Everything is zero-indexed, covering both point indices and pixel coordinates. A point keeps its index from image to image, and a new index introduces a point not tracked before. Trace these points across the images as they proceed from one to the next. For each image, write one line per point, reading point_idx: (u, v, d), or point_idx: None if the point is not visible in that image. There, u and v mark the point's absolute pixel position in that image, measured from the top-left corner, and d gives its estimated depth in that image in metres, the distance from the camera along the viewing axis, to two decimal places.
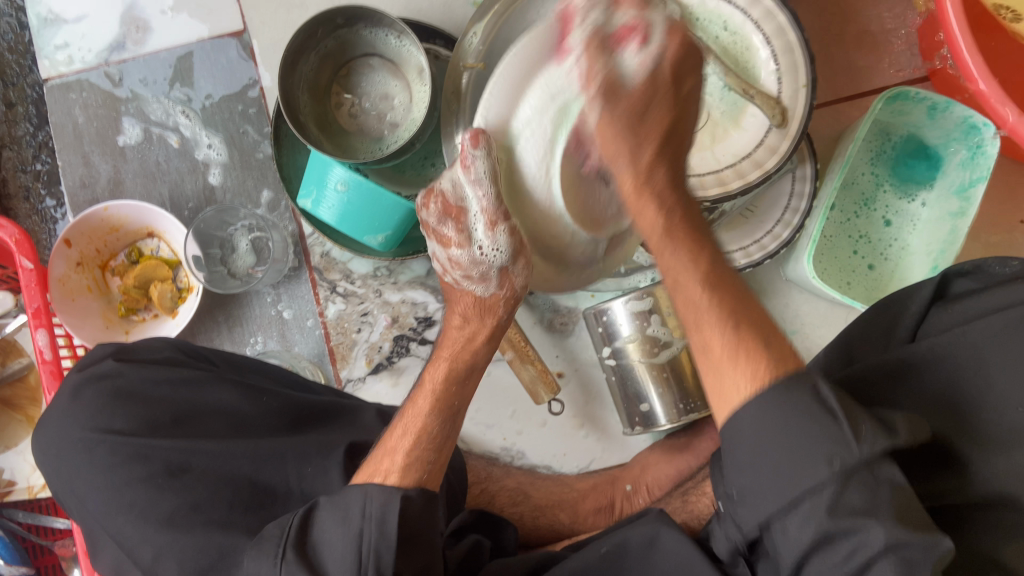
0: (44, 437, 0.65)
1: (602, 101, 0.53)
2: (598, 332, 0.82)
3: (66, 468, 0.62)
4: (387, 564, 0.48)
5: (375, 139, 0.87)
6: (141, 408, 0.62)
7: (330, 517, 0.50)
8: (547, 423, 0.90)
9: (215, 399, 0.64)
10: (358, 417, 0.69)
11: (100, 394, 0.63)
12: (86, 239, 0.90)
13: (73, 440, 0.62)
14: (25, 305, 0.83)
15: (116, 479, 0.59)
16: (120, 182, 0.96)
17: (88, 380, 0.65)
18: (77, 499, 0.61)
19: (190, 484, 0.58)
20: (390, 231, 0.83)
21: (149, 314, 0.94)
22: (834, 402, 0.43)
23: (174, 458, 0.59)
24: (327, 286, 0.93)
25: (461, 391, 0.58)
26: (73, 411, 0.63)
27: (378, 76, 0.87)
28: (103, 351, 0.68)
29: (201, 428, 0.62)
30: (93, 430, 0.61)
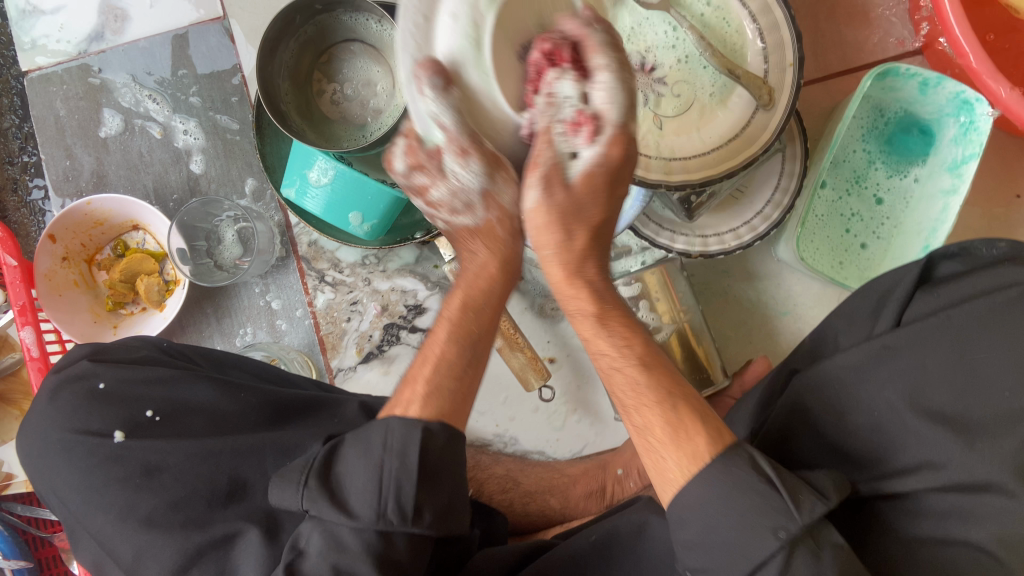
0: (25, 439, 0.64)
1: (542, 190, 0.53)
2: None
3: (46, 468, 0.62)
4: (409, 495, 0.46)
5: (358, 126, 0.86)
6: (119, 407, 0.62)
7: (353, 450, 0.49)
8: (539, 409, 0.90)
9: (194, 396, 0.64)
10: (341, 410, 0.69)
11: (79, 395, 0.63)
12: (71, 234, 0.89)
13: (51, 441, 0.62)
14: (10, 302, 0.83)
15: (96, 477, 0.59)
16: (103, 174, 0.95)
17: (68, 379, 0.64)
18: (58, 499, 0.61)
19: (168, 485, 0.57)
20: (376, 221, 0.83)
21: (137, 307, 0.93)
22: (771, 473, 0.47)
23: (149, 459, 0.59)
24: (316, 276, 0.92)
25: (479, 319, 0.58)
26: (52, 411, 0.63)
27: (360, 62, 0.86)
28: (76, 352, 0.67)
29: (182, 426, 0.62)
30: (73, 431, 0.61)
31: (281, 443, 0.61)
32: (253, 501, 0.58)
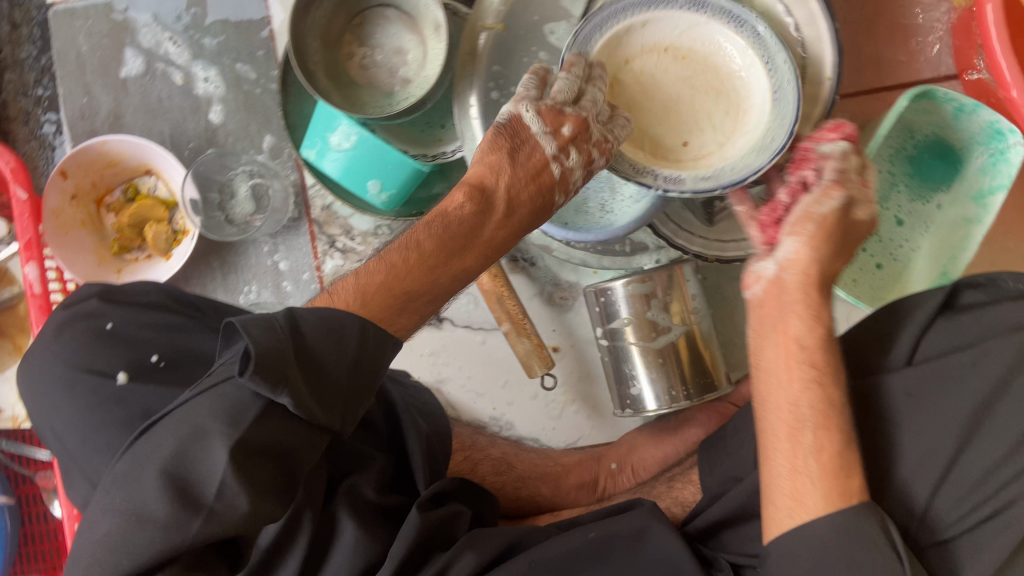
0: (28, 373, 0.63)
1: (788, 272, 0.57)
2: (596, 309, 0.81)
3: (46, 405, 0.60)
4: (362, 392, 0.50)
5: (384, 93, 0.85)
6: (128, 350, 0.61)
7: (323, 339, 0.48)
8: (538, 396, 0.90)
9: (200, 346, 0.62)
10: None
11: (90, 334, 0.62)
12: (82, 171, 0.87)
13: (54, 376, 0.61)
14: (18, 235, 0.85)
15: (95, 417, 0.58)
16: (120, 117, 0.93)
17: (79, 316, 0.64)
18: (55, 436, 0.60)
19: None
20: (394, 191, 0.82)
21: (142, 255, 0.91)
22: (901, 548, 0.48)
23: (150, 406, 0.58)
24: (326, 240, 0.91)
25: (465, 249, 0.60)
26: (58, 345, 0.62)
27: (393, 29, 0.85)
28: (79, 293, 0.66)
29: (186, 376, 0.60)
30: (76, 369, 0.60)
31: None
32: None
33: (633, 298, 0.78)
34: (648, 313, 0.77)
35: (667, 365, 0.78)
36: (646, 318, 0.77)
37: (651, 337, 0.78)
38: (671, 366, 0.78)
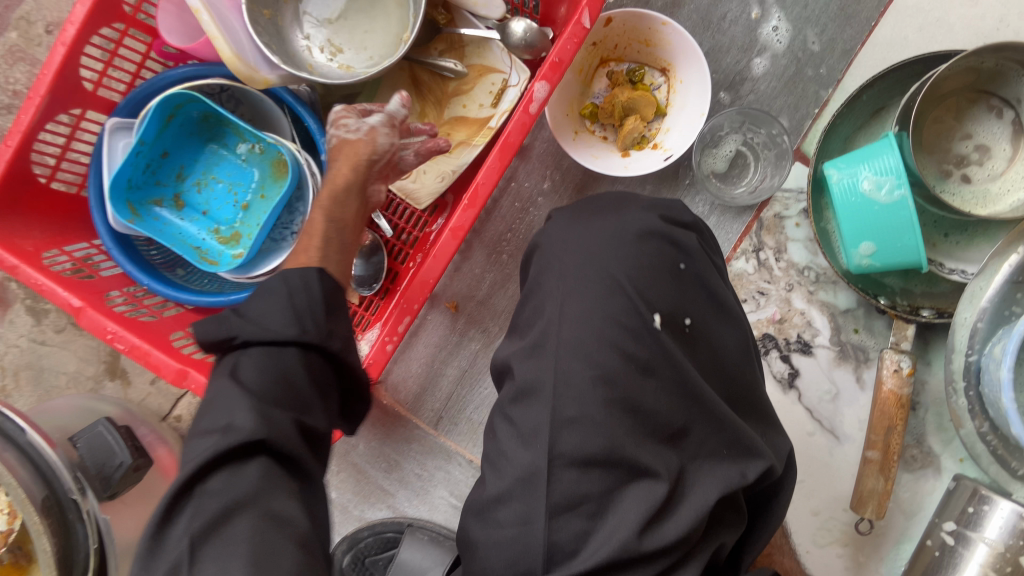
0: (567, 232, 0.61)
1: None
2: (963, 509, 0.77)
3: (566, 271, 0.58)
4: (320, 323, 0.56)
5: (937, 175, 0.78)
6: (675, 293, 0.58)
7: (257, 295, 0.57)
8: (818, 514, 0.85)
9: (722, 341, 0.60)
10: (777, 438, 0.61)
11: (663, 262, 0.58)
12: (621, 30, 0.83)
13: (600, 253, 0.58)
14: (551, 52, 0.75)
15: (607, 327, 0.55)
16: (677, 4, 0.85)
17: (658, 233, 0.59)
18: (561, 300, 0.57)
19: (652, 387, 0.55)
20: (875, 263, 0.77)
21: (601, 132, 0.86)
22: None
23: (655, 355, 0.55)
24: (755, 242, 0.86)
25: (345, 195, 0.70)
26: (621, 229, 0.59)
27: (996, 125, 0.77)
28: (648, 202, 0.63)
29: (696, 354, 0.58)
30: (630, 274, 0.57)
31: (736, 437, 0.56)
32: (679, 454, 0.55)
33: (1018, 533, 0.71)
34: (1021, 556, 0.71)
35: None
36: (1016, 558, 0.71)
37: None
38: None
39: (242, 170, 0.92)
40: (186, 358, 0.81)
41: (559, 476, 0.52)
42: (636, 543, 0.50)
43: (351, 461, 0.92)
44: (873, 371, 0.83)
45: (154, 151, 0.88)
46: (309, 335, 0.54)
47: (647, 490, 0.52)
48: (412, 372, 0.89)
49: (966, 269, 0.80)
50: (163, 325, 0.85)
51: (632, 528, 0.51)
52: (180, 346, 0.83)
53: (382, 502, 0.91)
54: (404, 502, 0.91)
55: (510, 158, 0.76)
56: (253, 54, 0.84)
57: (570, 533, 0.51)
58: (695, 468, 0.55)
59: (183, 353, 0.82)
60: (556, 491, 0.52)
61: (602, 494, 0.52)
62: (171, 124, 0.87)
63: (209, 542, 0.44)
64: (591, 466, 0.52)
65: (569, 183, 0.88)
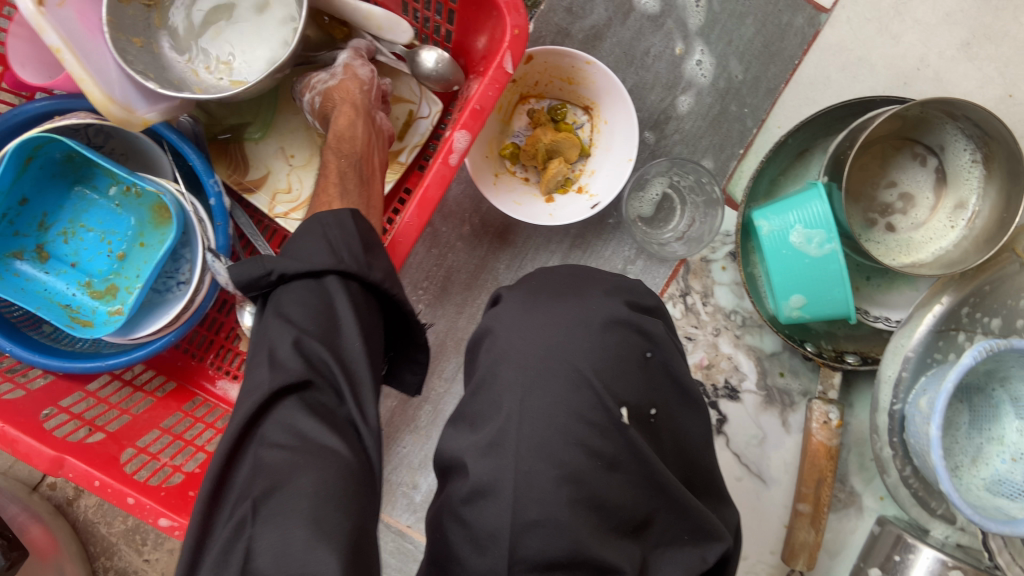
0: (522, 319, 0.55)
1: None
2: (888, 555, 0.79)
3: (525, 363, 0.53)
4: (352, 257, 0.55)
5: (864, 224, 0.78)
6: (642, 383, 0.54)
7: (294, 240, 0.57)
8: (747, 559, 0.84)
9: (686, 430, 0.58)
10: (729, 517, 0.59)
11: (631, 353, 0.54)
12: (542, 69, 0.77)
13: (554, 343, 0.53)
14: (474, 98, 0.68)
15: (571, 423, 0.50)
16: (598, 38, 0.81)
17: (624, 322, 0.55)
18: (510, 401, 0.51)
19: (615, 486, 0.50)
20: (805, 314, 0.76)
21: (522, 174, 0.81)
22: None
23: (620, 453, 0.51)
24: (682, 287, 0.83)
25: (350, 136, 0.72)
26: (574, 313, 0.55)
27: (919, 175, 0.77)
28: (611, 284, 0.59)
29: (660, 444, 0.55)
30: (594, 369, 0.52)
31: (701, 521, 0.54)
32: (640, 544, 0.52)
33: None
34: None
35: None
36: None
37: None
38: None
39: (117, 216, 0.81)
40: (59, 442, 0.71)
41: None
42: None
43: None
44: (799, 415, 0.83)
45: (11, 199, 0.76)
46: (344, 270, 0.55)
47: None
48: None
49: (889, 315, 0.80)
50: (31, 401, 0.74)
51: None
52: (52, 427, 0.73)
53: None
54: None
55: (432, 212, 0.69)
56: (117, 92, 0.72)
57: None
58: (656, 557, 0.52)
59: (55, 437, 0.71)
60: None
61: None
62: (30, 166, 0.75)
63: (271, 499, 0.43)
64: (552, 571, 0.47)
65: (488, 227, 0.82)
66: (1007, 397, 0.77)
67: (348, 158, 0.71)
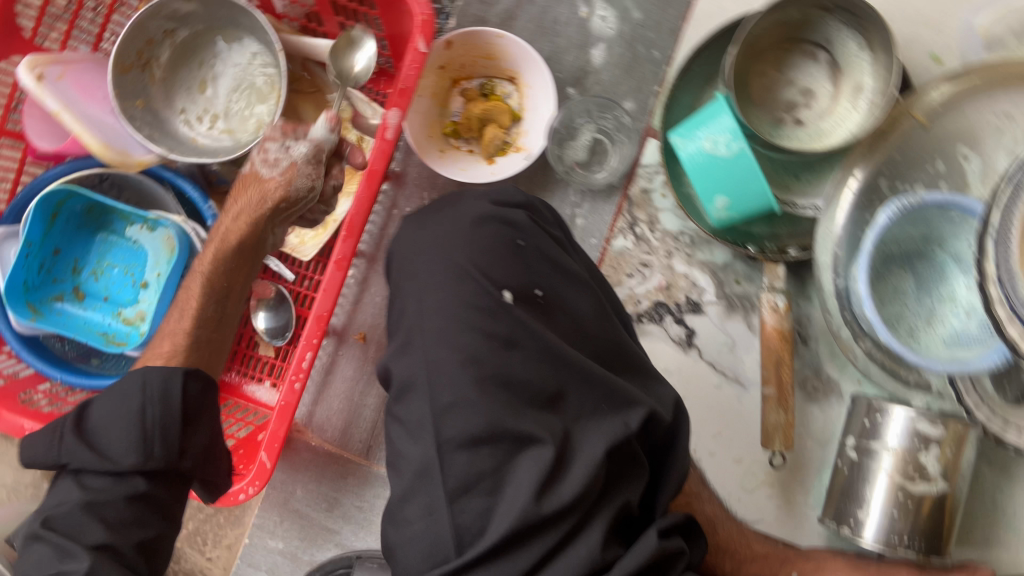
0: (416, 237, 0.67)
1: None
2: (860, 422, 0.81)
3: (428, 277, 0.62)
4: (172, 435, 0.60)
5: (774, 124, 0.84)
6: (519, 268, 0.63)
7: (104, 400, 0.61)
8: (741, 462, 0.89)
9: (575, 304, 0.64)
10: (657, 385, 0.66)
11: (500, 242, 0.63)
12: (464, 50, 0.88)
13: (446, 255, 0.63)
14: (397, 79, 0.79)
15: (461, 311, 0.60)
16: (512, 18, 0.92)
17: (492, 217, 0.65)
18: (416, 309, 0.62)
19: (517, 361, 0.59)
20: (734, 215, 0.82)
21: (466, 147, 0.91)
22: None
23: (509, 330, 0.60)
24: (628, 219, 0.91)
25: (227, 272, 0.72)
26: (462, 227, 0.64)
27: (815, 70, 0.84)
28: (484, 191, 0.68)
29: (554, 323, 0.62)
30: (473, 263, 0.62)
31: (615, 388, 0.61)
32: (562, 418, 0.60)
33: (914, 435, 0.76)
34: (921, 455, 0.76)
35: (912, 513, 0.76)
36: (917, 459, 0.76)
37: (912, 480, 0.76)
38: (914, 516, 0.76)
39: (135, 252, 0.94)
40: None
41: (451, 460, 0.56)
42: (534, 506, 0.55)
43: (293, 507, 0.94)
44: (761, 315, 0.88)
45: (45, 250, 0.89)
46: (150, 462, 0.59)
47: (536, 456, 0.57)
48: (334, 407, 0.93)
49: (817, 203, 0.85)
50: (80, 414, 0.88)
51: (528, 494, 0.56)
52: None
53: (328, 541, 0.93)
54: (350, 537, 0.92)
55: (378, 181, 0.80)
56: (129, 143, 0.89)
57: (473, 513, 0.56)
58: (579, 428, 0.60)
59: None
60: (449, 475, 0.56)
61: (493, 471, 0.57)
62: (57, 221, 0.89)
63: None
64: (477, 445, 0.57)
65: None
66: (949, 257, 0.80)
67: (201, 306, 0.70)
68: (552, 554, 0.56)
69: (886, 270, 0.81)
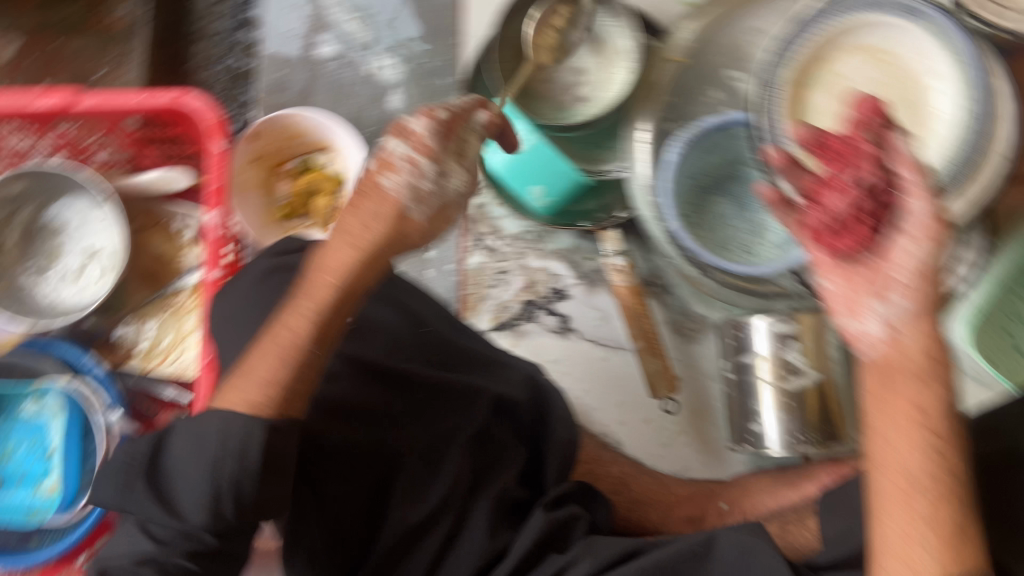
0: (220, 310, 0.67)
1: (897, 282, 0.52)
2: (729, 343, 0.84)
3: (233, 341, 0.63)
4: (247, 493, 0.52)
5: (559, 108, 0.88)
6: None
7: (185, 442, 0.53)
8: (651, 421, 0.92)
9: (387, 319, 0.70)
10: (502, 372, 0.72)
11: (294, 287, 0.65)
12: (271, 138, 0.93)
13: (242, 321, 0.64)
14: (209, 180, 0.88)
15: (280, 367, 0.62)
16: (308, 95, 0.98)
17: (280, 268, 0.66)
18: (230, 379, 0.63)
19: (350, 390, 0.64)
20: (551, 196, 0.88)
21: (304, 222, 0.96)
22: None
23: (334, 364, 0.64)
24: (474, 237, 0.96)
25: (326, 322, 0.57)
26: (253, 290, 0.65)
27: (580, 51, 0.89)
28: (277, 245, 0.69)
29: (372, 343, 0.68)
30: (274, 320, 0.64)
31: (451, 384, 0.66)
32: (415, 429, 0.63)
33: (775, 337, 0.80)
34: (784, 354, 0.80)
35: (797, 409, 0.80)
36: (783, 359, 0.80)
37: (784, 379, 0.80)
38: (799, 411, 0.80)
39: (35, 426, 0.88)
40: None
41: (323, 495, 0.60)
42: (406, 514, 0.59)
43: None
44: None
45: None
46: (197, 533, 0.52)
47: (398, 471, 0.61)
48: None
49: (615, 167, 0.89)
50: None
51: (401, 504, 0.60)
52: None
53: None
54: None
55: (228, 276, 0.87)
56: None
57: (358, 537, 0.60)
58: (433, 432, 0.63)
59: None
60: (327, 508, 0.59)
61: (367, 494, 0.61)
62: None
63: None
64: (343, 476, 0.60)
65: None
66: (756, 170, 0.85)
67: (274, 383, 0.55)
68: (443, 553, 0.60)
69: (704, 200, 0.86)
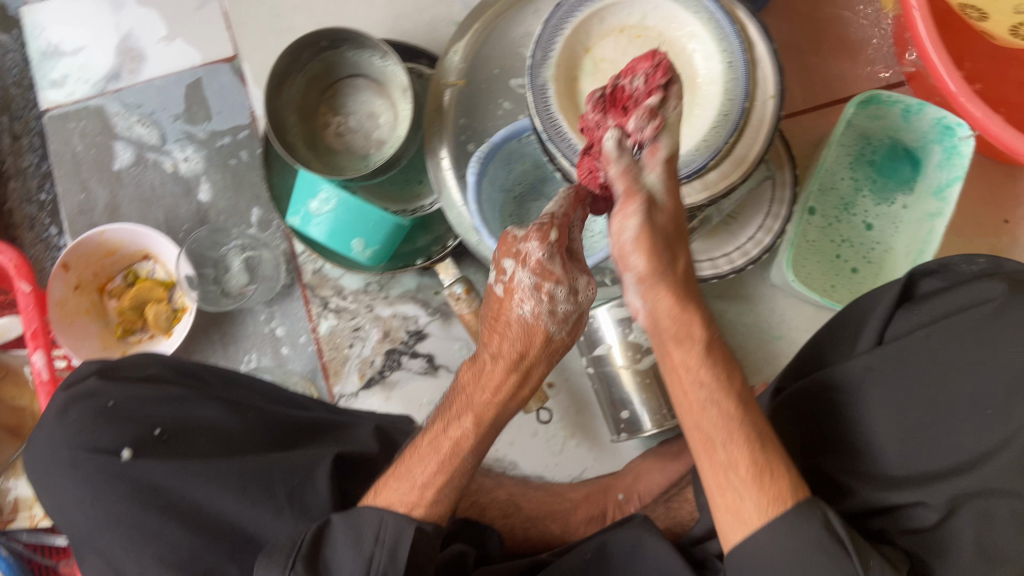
0: (38, 456, 0.65)
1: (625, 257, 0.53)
2: (581, 340, 0.84)
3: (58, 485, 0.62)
4: None
5: (360, 156, 0.89)
6: (128, 421, 0.64)
7: (344, 534, 0.52)
8: (538, 433, 0.91)
9: (203, 415, 0.66)
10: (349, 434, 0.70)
11: (95, 412, 0.64)
12: (83, 263, 0.90)
13: (61, 459, 0.63)
14: (23, 327, 0.83)
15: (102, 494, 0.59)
16: (117, 208, 0.97)
17: (76, 400, 0.66)
18: (66, 518, 0.62)
19: (171, 503, 0.58)
20: (377, 245, 0.83)
21: (145, 335, 0.93)
22: (843, 532, 0.48)
23: (148, 478, 0.59)
24: (319, 303, 0.94)
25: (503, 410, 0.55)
26: (58, 428, 0.65)
27: (363, 96, 0.90)
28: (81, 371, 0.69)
29: (190, 446, 0.63)
30: (83, 448, 0.62)
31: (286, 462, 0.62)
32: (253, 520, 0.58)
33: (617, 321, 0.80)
34: (631, 336, 0.80)
35: (656, 385, 0.81)
36: (630, 341, 0.80)
37: (637, 360, 0.80)
38: (659, 386, 0.81)
39: None
40: None
41: None
42: None
43: None
44: None
45: None
46: None
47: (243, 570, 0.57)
48: None
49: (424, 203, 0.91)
50: None
51: None
52: None
53: None
54: None
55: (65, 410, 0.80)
56: None
57: None
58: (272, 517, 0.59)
59: None
60: None
61: None
62: None
63: None
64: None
65: None
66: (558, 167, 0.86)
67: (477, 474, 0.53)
68: None
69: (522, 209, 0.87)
